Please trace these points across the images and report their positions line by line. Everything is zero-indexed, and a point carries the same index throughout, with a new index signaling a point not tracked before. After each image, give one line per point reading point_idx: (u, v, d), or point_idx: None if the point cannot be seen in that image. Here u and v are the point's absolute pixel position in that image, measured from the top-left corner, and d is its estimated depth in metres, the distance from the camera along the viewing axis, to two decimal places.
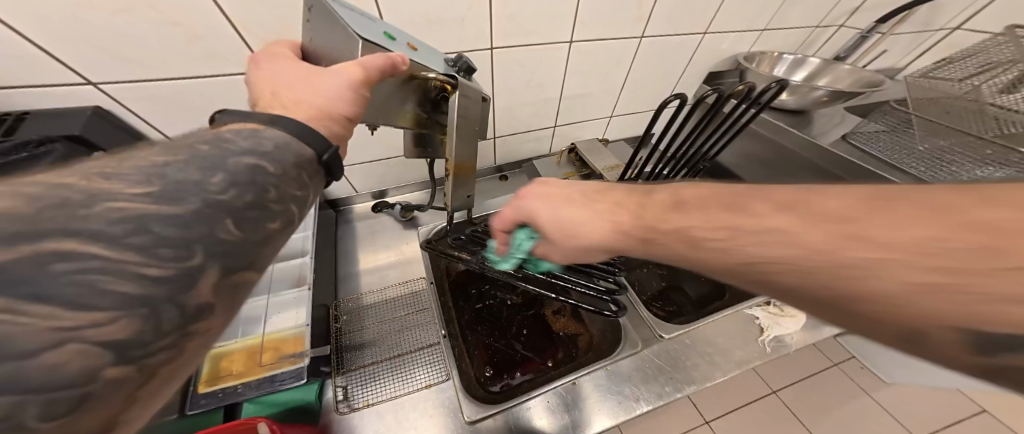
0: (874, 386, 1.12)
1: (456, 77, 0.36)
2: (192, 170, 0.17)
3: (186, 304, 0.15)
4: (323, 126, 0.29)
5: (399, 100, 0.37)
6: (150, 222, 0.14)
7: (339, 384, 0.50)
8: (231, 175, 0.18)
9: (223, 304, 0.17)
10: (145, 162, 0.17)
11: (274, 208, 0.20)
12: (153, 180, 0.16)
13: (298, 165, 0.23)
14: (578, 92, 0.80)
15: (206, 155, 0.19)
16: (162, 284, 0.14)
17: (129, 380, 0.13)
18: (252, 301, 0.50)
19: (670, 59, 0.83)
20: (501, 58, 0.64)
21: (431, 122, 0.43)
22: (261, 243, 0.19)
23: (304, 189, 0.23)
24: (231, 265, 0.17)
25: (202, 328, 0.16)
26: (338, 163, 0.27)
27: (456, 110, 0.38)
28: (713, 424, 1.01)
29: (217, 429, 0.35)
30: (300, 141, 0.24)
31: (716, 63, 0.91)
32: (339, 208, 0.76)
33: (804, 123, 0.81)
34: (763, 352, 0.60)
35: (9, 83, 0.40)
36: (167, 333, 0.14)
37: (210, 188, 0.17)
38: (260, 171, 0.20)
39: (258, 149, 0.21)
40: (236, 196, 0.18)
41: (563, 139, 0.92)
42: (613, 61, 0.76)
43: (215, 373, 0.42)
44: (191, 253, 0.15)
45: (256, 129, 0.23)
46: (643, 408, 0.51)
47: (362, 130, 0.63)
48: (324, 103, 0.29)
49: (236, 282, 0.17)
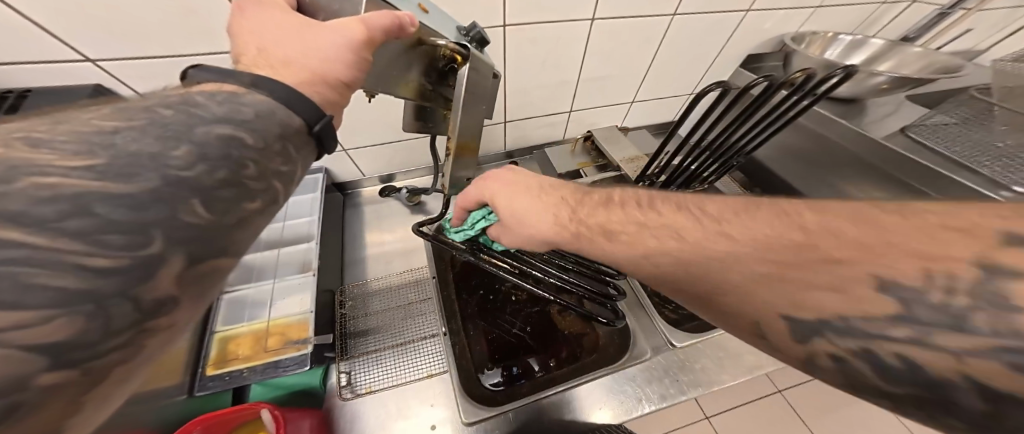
0: None
1: (468, 47, 0.33)
2: (150, 140, 0.14)
3: (143, 300, 0.12)
4: (315, 91, 0.26)
5: (403, 67, 0.34)
6: (93, 204, 0.11)
7: (342, 370, 0.50)
8: (199, 148, 0.15)
9: (192, 295, 0.15)
10: (90, 127, 0.14)
11: (254, 186, 0.17)
12: (99, 150, 0.13)
13: (283, 138, 0.20)
14: (599, 75, 0.74)
15: (172, 123, 0.16)
16: (113, 278, 0.11)
17: (70, 387, 0.11)
18: (258, 284, 0.51)
19: (705, 39, 0.75)
20: (520, 37, 0.60)
21: (434, 95, 0.40)
22: (235, 227, 0.16)
23: (290, 164, 0.20)
24: (200, 253, 0.14)
25: (164, 324, 0.14)
26: (331, 135, 0.24)
27: (464, 83, 0.35)
28: (714, 420, 1.02)
29: (211, 416, 0.36)
30: (288, 110, 0.21)
31: (758, 45, 0.82)
32: (347, 191, 0.75)
33: (856, 113, 0.74)
34: (777, 358, 0.56)
35: (7, 60, 0.39)
36: (119, 331, 0.12)
37: (173, 163, 0.14)
38: (236, 143, 0.17)
39: (234, 118, 0.18)
40: (206, 172, 0.15)
41: (579, 124, 0.87)
42: (640, 40, 0.69)
43: (222, 356, 0.43)
44: (149, 240, 0.12)
45: (235, 92, 0.20)
46: (645, 409, 0.51)
47: (367, 111, 0.61)
48: (318, 63, 0.26)
49: (209, 272, 0.15)
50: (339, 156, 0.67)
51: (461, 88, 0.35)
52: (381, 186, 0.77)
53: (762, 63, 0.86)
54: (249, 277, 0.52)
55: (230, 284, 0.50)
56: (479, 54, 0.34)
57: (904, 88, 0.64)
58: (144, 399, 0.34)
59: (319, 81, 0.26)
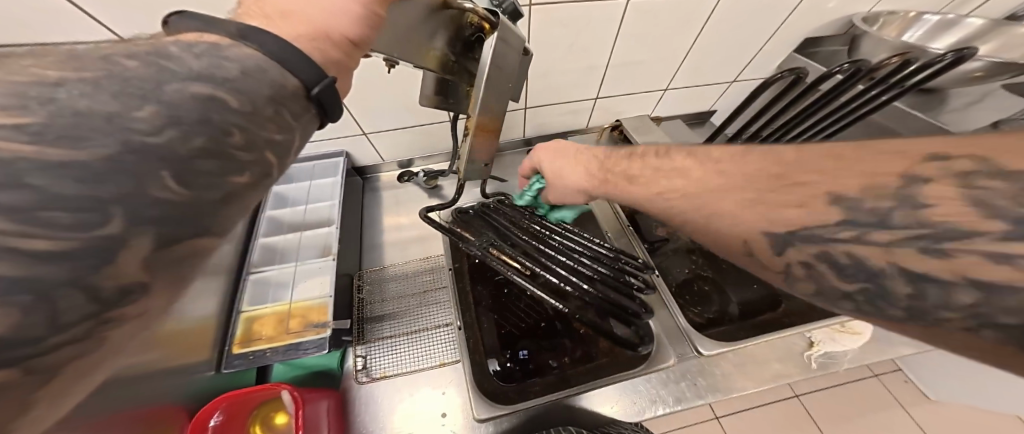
0: (913, 401, 0.98)
1: (498, 15, 0.31)
2: (105, 97, 0.12)
3: (102, 289, 0.10)
4: (315, 47, 0.22)
5: (428, 34, 0.32)
6: (25, 173, 0.10)
7: (358, 354, 0.50)
8: (169, 108, 0.13)
9: (163, 281, 0.13)
10: (27, 76, 0.12)
11: (244, 158, 0.15)
12: (34, 104, 0.11)
13: (276, 101, 0.18)
14: (631, 59, 0.68)
15: (136, 77, 0.14)
16: (57, 263, 0.09)
17: (13, 387, 0.09)
18: (281, 266, 0.51)
19: (758, 18, 0.66)
20: (550, 17, 0.55)
21: (458, 69, 0.38)
22: (221, 203, 0.14)
23: (287, 132, 0.18)
24: (174, 233, 0.12)
25: (133, 313, 0.12)
26: (334, 100, 0.22)
27: (492, 55, 0.32)
28: (724, 420, 0.96)
29: (236, 393, 0.37)
30: (282, 69, 0.19)
31: (820, 27, 0.72)
32: (365, 175, 0.74)
33: (934, 102, 0.65)
34: (807, 368, 0.52)
35: (45, 38, 0.41)
36: (71, 326, 0.10)
37: (137, 127, 0.12)
38: (217, 104, 0.15)
39: (214, 75, 0.16)
40: (179, 139, 0.13)
41: (605, 112, 0.81)
42: (682, 20, 0.62)
43: (248, 336, 0.44)
44: (107, 218, 0.10)
45: (218, 43, 0.18)
46: (659, 411, 0.48)
47: (384, 93, 0.58)
48: (325, 18, 0.23)
49: (187, 255, 0.13)
50: (357, 139, 0.66)
51: (486, 60, 0.33)
52: (400, 171, 0.75)
53: (819, 47, 0.77)
54: (270, 259, 0.52)
55: (255, 265, 0.51)
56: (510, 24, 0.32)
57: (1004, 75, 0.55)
58: (168, 375, 0.35)
59: (320, 36, 0.22)
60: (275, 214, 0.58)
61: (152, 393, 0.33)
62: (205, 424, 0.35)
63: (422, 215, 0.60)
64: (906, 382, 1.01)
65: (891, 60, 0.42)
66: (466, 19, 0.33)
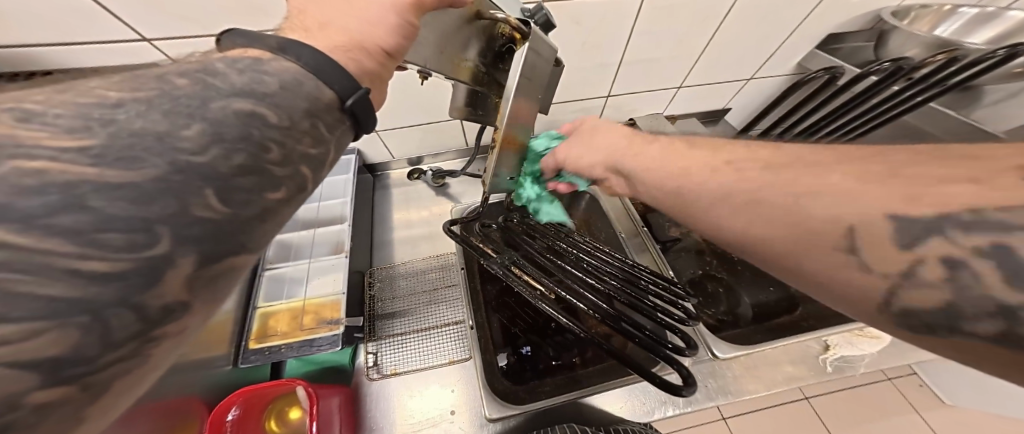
0: (928, 405, 0.95)
1: (530, 24, 0.30)
2: (156, 117, 0.13)
3: (148, 308, 0.11)
4: (350, 58, 0.22)
5: (460, 43, 0.31)
6: (88, 196, 0.10)
7: (370, 350, 0.51)
8: (213, 126, 0.14)
9: (205, 299, 0.13)
10: (93, 98, 0.13)
11: (280, 173, 0.15)
12: (97, 126, 0.12)
13: (311, 114, 0.17)
14: (645, 56, 0.66)
15: (184, 95, 0.14)
16: (111, 284, 0.10)
17: (67, 404, 0.09)
18: (296, 263, 0.51)
19: (779, 15, 0.64)
20: (563, 15, 0.54)
21: (487, 80, 0.36)
22: (258, 220, 0.14)
23: (321, 146, 0.18)
24: (216, 251, 0.12)
25: (175, 330, 0.12)
26: (368, 112, 0.21)
27: (521, 64, 0.31)
28: (730, 421, 0.96)
29: (257, 388, 0.37)
30: (317, 81, 0.19)
31: (844, 22, 0.69)
32: (376, 173, 0.74)
33: (967, 101, 0.63)
34: (822, 372, 0.50)
35: (74, 40, 0.41)
36: (119, 345, 0.10)
37: (184, 146, 0.12)
38: (256, 120, 0.15)
39: (255, 91, 0.16)
40: (222, 157, 0.13)
41: (616, 110, 0.79)
42: (699, 18, 0.61)
43: (263, 331, 0.44)
44: (154, 238, 0.10)
45: (260, 58, 0.18)
46: (668, 413, 0.48)
47: (396, 92, 0.58)
48: (364, 31, 0.23)
49: (226, 271, 0.13)
50: (369, 138, 0.66)
51: (517, 69, 0.31)
52: (409, 169, 0.75)
53: (842, 43, 0.73)
54: (285, 256, 0.53)
55: (271, 261, 0.51)
56: (541, 34, 0.31)
57: None
58: (189, 369, 0.37)
59: (356, 48, 0.23)
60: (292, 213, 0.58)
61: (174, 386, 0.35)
62: (223, 418, 0.36)
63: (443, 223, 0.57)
64: (922, 386, 0.98)
65: (936, 58, 0.40)
66: (499, 29, 0.32)
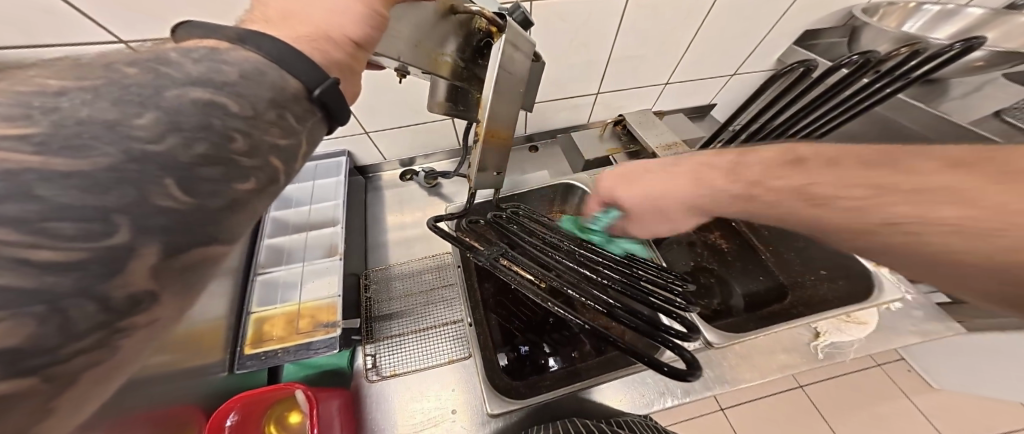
0: (917, 390, 0.99)
1: (506, 17, 0.30)
2: (105, 105, 0.12)
3: (111, 300, 0.10)
4: (315, 49, 0.21)
5: (438, 39, 0.31)
6: (34, 185, 0.10)
7: (368, 352, 0.51)
8: (169, 114, 0.13)
9: (173, 291, 0.12)
10: (31, 85, 0.12)
11: (248, 164, 0.15)
12: (38, 114, 0.11)
13: (277, 105, 0.17)
14: (632, 54, 0.68)
15: (136, 84, 0.13)
16: (68, 274, 0.09)
17: (28, 398, 0.09)
18: (288, 267, 0.51)
19: (757, 12, 0.67)
20: (549, 13, 0.55)
21: (467, 75, 0.37)
22: (229, 209, 0.14)
23: (292, 137, 0.18)
24: (182, 242, 0.12)
25: (147, 320, 0.11)
26: (339, 104, 0.21)
27: (501, 58, 0.32)
28: (729, 412, 0.98)
29: (252, 393, 0.37)
30: (281, 71, 0.18)
31: (819, 19, 0.72)
32: (368, 174, 0.74)
33: (935, 94, 0.67)
34: (814, 358, 0.52)
35: (45, 42, 0.40)
36: (82, 335, 0.10)
37: (138, 134, 0.12)
38: (217, 109, 0.15)
39: (214, 80, 0.15)
40: (181, 146, 0.13)
41: (605, 107, 0.81)
42: (683, 14, 0.62)
43: (259, 335, 0.44)
44: (112, 228, 0.10)
45: (216, 47, 0.17)
46: (666, 403, 0.49)
47: (384, 92, 0.58)
48: (331, 23, 0.23)
49: (197, 264, 0.13)
50: (359, 139, 0.65)
51: (497, 65, 0.32)
52: (402, 170, 0.75)
53: (818, 39, 0.77)
54: (276, 260, 0.52)
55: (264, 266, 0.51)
56: (519, 29, 0.32)
57: (1005, 64, 0.55)
58: (187, 377, 0.35)
59: (323, 38, 0.22)
60: (282, 215, 0.58)
61: (160, 397, 0.32)
62: (222, 423, 0.36)
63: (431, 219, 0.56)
64: (910, 371, 1.02)
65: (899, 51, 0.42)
66: (476, 24, 0.33)
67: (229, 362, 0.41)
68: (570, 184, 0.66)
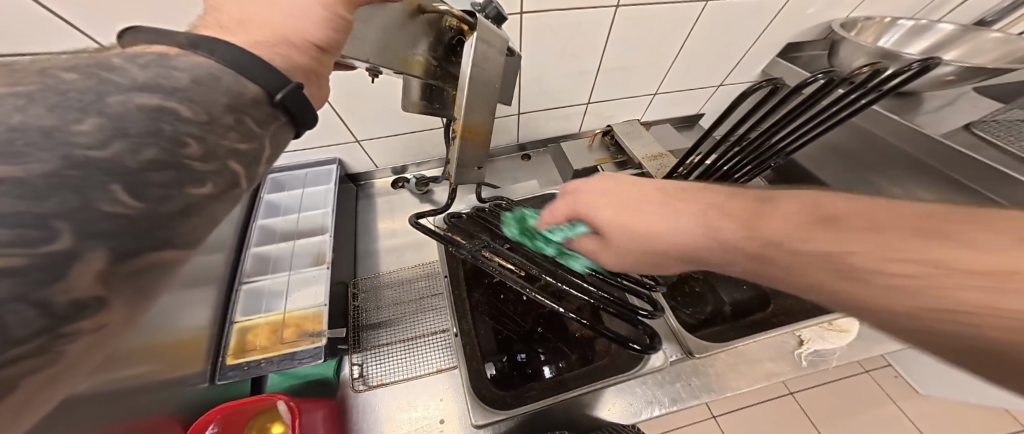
0: (904, 396, 0.99)
1: (476, 15, 0.32)
2: (40, 111, 0.12)
3: (54, 304, 0.10)
4: (273, 52, 0.22)
5: (408, 41, 0.32)
6: None
7: (355, 361, 0.50)
8: (113, 120, 0.13)
9: (122, 296, 0.12)
10: None
11: (202, 168, 0.15)
12: None
13: (234, 110, 0.17)
14: (619, 65, 0.69)
15: (75, 90, 0.13)
16: (4, 281, 0.09)
17: None
18: (275, 276, 0.51)
19: (740, 25, 0.69)
20: (537, 26, 0.56)
21: (441, 73, 0.39)
22: (182, 214, 0.14)
23: (252, 141, 0.18)
24: (129, 247, 0.12)
25: (94, 326, 0.12)
26: (303, 106, 0.21)
27: (474, 55, 0.33)
28: (721, 419, 0.97)
29: (226, 407, 0.37)
30: (238, 76, 0.18)
31: (801, 32, 0.75)
32: (359, 182, 0.75)
33: (910, 106, 0.69)
34: (798, 366, 0.53)
35: (30, 49, 0.41)
36: (24, 340, 0.10)
37: (78, 140, 0.11)
38: (167, 114, 0.14)
39: (163, 86, 0.15)
40: (128, 152, 0.12)
41: (595, 116, 0.82)
42: (669, 26, 0.64)
43: (242, 345, 0.44)
44: (52, 233, 0.10)
45: (165, 53, 0.17)
46: (655, 412, 0.49)
47: (373, 101, 0.58)
48: (289, 25, 0.23)
49: (147, 268, 0.13)
50: (350, 147, 0.66)
51: (469, 60, 0.33)
52: (394, 177, 0.76)
53: (801, 52, 0.79)
54: (262, 269, 0.52)
55: (247, 274, 0.50)
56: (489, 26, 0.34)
57: (974, 79, 0.57)
58: (163, 388, 0.35)
59: (282, 42, 0.23)
60: (269, 223, 0.58)
61: (144, 407, 0.32)
62: None
63: (410, 219, 0.54)
64: (897, 377, 1.03)
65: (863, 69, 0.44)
66: (446, 22, 0.34)
67: (211, 372, 0.41)
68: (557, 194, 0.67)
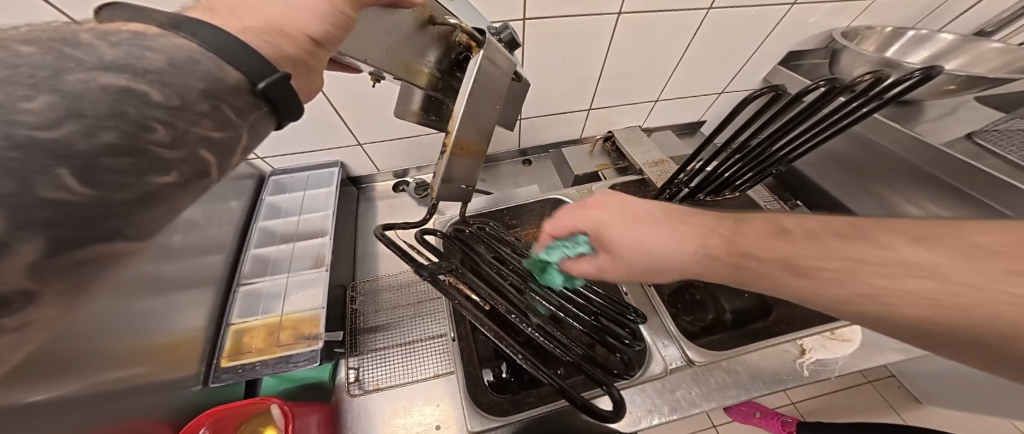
0: (906, 406, 0.99)
1: (485, 34, 0.32)
2: None
3: None
4: (265, 42, 0.22)
5: (416, 50, 0.33)
6: None
7: (352, 365, 0.50)
8: (68, 99, 0.12)
9: (59, 290, 0.12)
10: None
11: (168, 156, 0.15)
12: None
13: (211, 96, 0.17)
14: (621, 72, 0.70)
15: (28, 64, 0.12)
16: None
17: None
18: (273, 278, 0.51)
19: (744, 32, 0.69)
20: (539, 33, 0.57)
21: (443, 86, 0.39)
22: (140, 203, 0.14)
23: (227, 130, 0.18)
24: (71, 237, 0.12)
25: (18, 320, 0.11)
26: (287, 97, 0.21)
27: (477, 70, 0.33)
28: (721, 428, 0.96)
29: (215, 411, 0.36)
30: (219, 61, 0.17)
31: (801, 41, 0.75)
32: (361, 185, 0.75)
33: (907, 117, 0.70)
34: (800, 376, 0.51)
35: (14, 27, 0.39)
36: None
37: (25, 119, 0.11)
38: (134, 96, 0.14)
39: (134, 66, 0.15)
40: (83, 133, 0.12)
41: (597, 123, 0.83)
42: (670, 35, 0.64)
43: (237, 348, 0.43)
44: None
45: (142, 32, 0.17)
46: (651, 422, 0.47)
47: (375, 102, 0.58)
48: (287, 18, 0.24)
49: (90, 260, 0.12)
50: (352, 150, 0.66)
51: (473, 75, 0.33)
52: (395, 181, 0.76)
53: (803, 60, 0.81)
54: (258, 270, 0.52)
55: (247, 276, 0.51)
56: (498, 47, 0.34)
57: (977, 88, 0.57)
58: (151, 392, 0.34)
59: (276, 34, 0.23)
60: (270, 225, 0.58)
61: (131, 411, 0.31)
62: None
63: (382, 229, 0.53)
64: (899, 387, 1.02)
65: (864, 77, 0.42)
66: (455, 37, 0.35)
67: (204, 376, 0.40)
68: (557, 199, 0.67)
